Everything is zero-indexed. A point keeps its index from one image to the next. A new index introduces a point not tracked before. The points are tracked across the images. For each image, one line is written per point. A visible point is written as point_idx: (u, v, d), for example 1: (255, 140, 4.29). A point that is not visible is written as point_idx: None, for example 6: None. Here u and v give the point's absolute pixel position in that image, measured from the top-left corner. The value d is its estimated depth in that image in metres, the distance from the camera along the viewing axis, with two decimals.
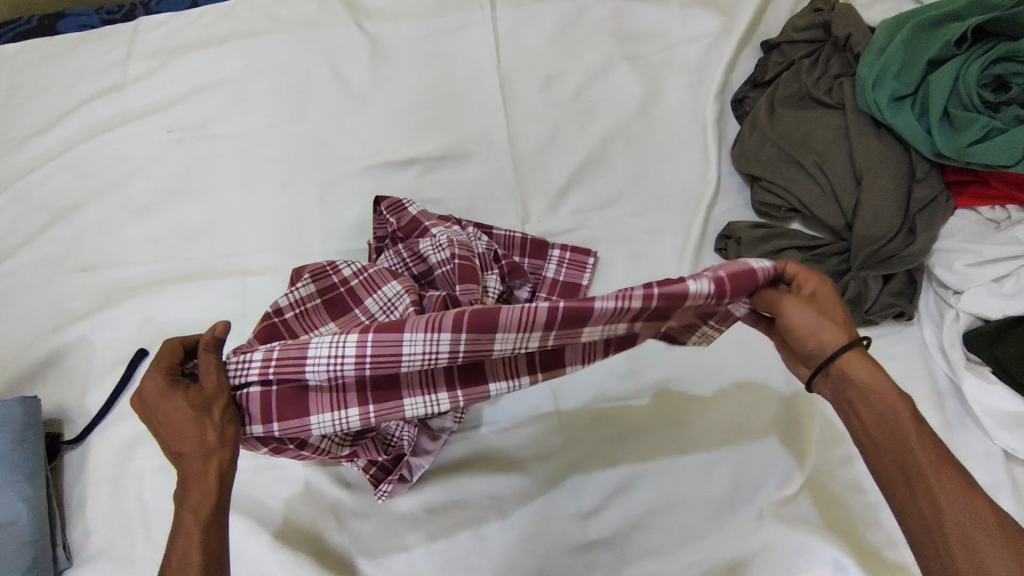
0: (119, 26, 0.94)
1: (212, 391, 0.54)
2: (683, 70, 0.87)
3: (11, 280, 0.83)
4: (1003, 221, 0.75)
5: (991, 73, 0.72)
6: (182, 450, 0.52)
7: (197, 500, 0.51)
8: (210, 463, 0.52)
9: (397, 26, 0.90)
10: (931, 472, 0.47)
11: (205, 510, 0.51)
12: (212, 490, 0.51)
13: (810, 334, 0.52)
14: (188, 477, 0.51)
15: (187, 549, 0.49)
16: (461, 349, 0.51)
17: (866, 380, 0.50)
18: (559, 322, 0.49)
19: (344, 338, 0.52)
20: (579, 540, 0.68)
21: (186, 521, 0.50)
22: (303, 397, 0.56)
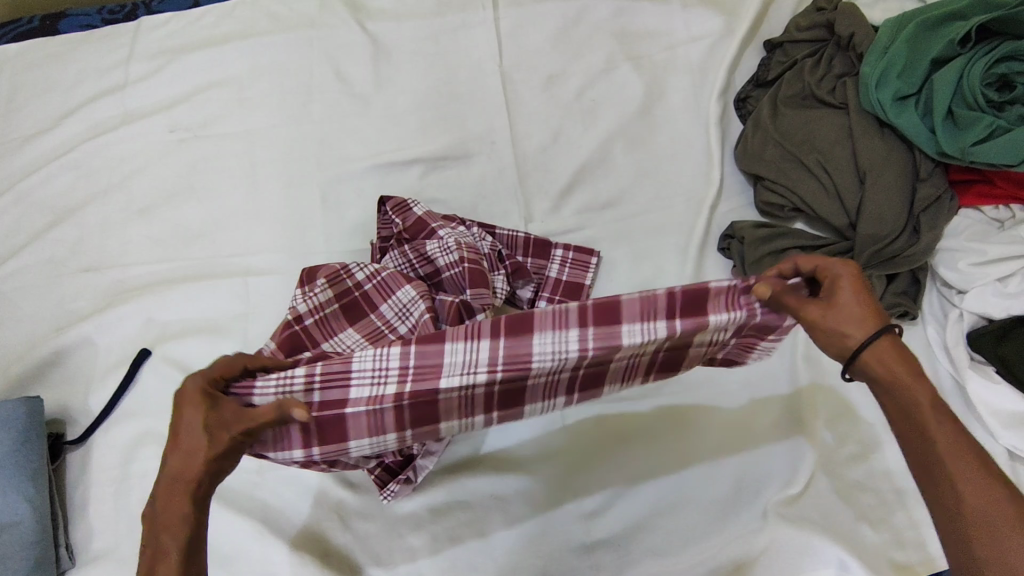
0: (120, 26, 0.94)
1: (235, 423, 0.49)
2: (685, 70, 0.87)
3: (12, 281, 0.83)
4: (1006, 221, 0.74)
5: (995, 72, 0.72)
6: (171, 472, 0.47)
7: (176, 536, 0.45)
8: (190, 495, 0.46)
9: (399, 26, 0.90)
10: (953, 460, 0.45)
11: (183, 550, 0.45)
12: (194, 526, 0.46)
13: (844, 321, 0.50)
14: (165, 500, 0.47)
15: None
16: (500, 363, 0.52)
17: (890, 371, 0.49)
18: (591, 317, 0.52)
19: (388, 351, 0.53)
20: (584, 541, 0.68)
21: (160, 557, 0.45)
22: (343, 422, 0.55)
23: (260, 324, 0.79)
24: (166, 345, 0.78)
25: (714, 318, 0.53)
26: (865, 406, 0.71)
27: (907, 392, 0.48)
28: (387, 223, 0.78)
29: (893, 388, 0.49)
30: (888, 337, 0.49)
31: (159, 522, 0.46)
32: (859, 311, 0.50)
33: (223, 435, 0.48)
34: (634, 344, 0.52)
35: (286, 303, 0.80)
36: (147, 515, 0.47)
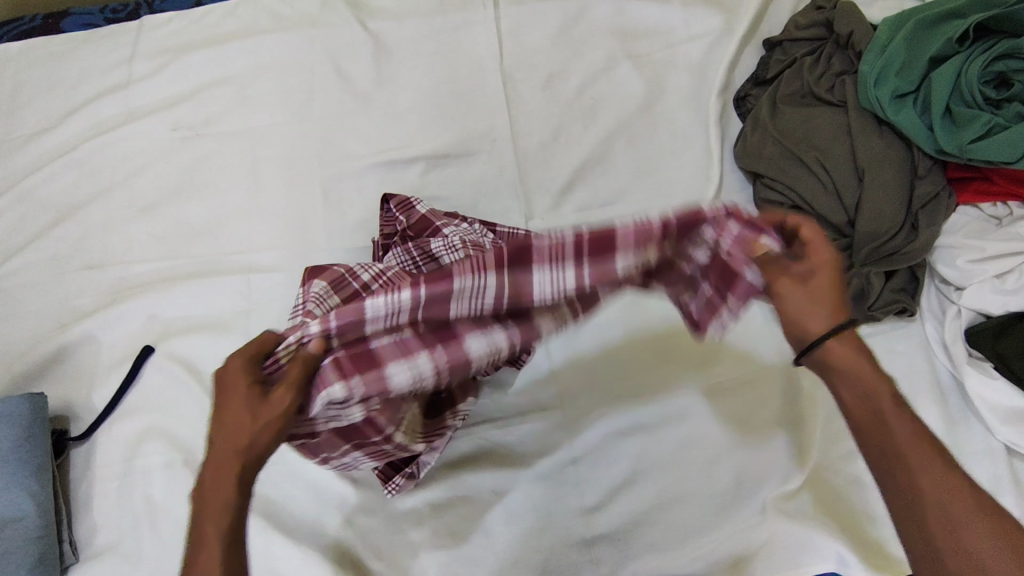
0: (123, 25, 0.94)
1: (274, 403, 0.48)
2: (685, 68, 0.88)
3: (16, 279, 0.83)
4: (1004, 218, 0.75)
5: (992, 70, 0.73)
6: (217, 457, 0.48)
7: (216, 516, 0.47)
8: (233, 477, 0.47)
9: (400, 25, 0.90)
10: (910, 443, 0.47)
11: (223, 531, 0.46)
12: (232, 509, 0.47)
13: (806, 310, 0.51)
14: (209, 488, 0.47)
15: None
16: (506, 290, 0.52)
17: (849, 360, 0.50)
18: (588, 248, 0.51)
19: (400, 294, 0.49)
20: (584, 536, 0.68)
21: (203, 540, 0.46)
22: (374, 365, 0.51)
23: (263, 321, 0.80)
24: (169, 342, 0.79)
25: (619, 259, 0.52)
26: None
27: (864, 394, 0.49)
28: (389, 221, 0.79)
29: (854, 391, 0.50)
30: (846, 330, 0.50)
31: (201, 504, 0.47)
32: (823, 299, 0.51)
33: (258, 413, 0.48)
34: (541, 293, 0.53)
35: (288, 300, 0.81)
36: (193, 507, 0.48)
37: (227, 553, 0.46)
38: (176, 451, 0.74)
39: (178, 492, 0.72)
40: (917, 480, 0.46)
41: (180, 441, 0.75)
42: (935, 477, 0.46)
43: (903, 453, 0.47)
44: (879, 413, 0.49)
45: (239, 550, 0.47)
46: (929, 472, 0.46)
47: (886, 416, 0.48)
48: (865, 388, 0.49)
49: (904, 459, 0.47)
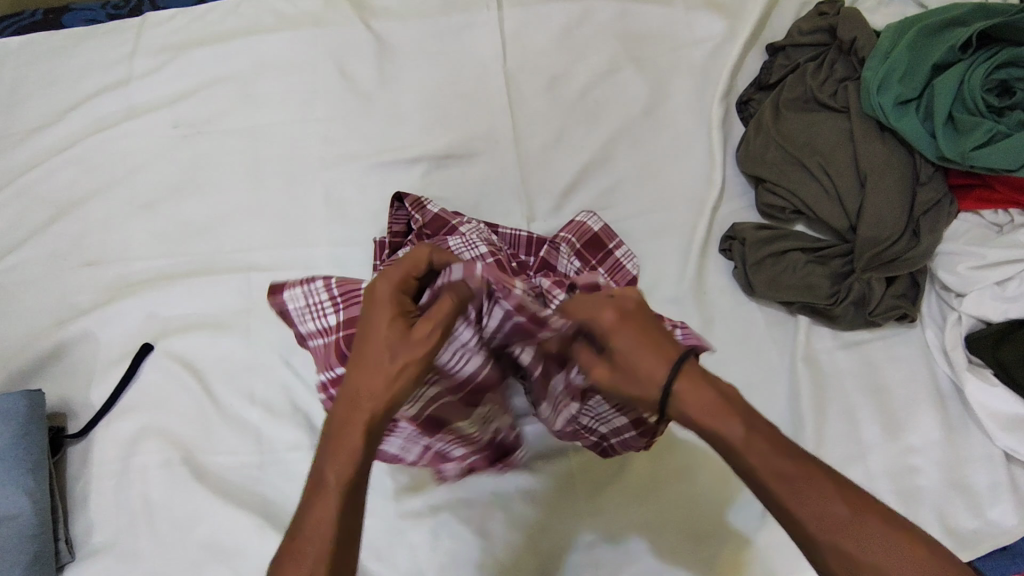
0: (126, 21, 0.94)
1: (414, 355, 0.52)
2: (689, 72, 0.88)
3: (14, 274, 0.83)
4: (1005, 225, 0.76)
5: (995, 78, 0.73)
6: (356, 388, 0.51)
7: (345, 462, 0.49)
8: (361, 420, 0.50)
9: (404, 25, 0.90)
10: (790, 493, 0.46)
11: (342, 480, 0.49)
12: (360, 457, 0.49)
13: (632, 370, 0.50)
14: (339, 413, 0.51)
15: (325, 514, 0.48)
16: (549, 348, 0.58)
17: (695, 414, 0.49)
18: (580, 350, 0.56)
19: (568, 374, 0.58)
20: (584, 538, 0.68)
21: (323, 485, 0.49)
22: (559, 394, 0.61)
23: (263, 319, 0.79)
24: (169, 340, 0.79)
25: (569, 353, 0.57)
26: (863, 410, 0.72)
27: (725, 439, 0.48)
28: (398, 220, 0.77)
29: (702, 425, 0.48)
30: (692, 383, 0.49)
31: (328, 448, 0.50)
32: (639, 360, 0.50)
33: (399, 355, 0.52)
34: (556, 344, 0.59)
35: None
36: (324, 431, 0.52)
37: (341, 507, 0.48)
38: (174, 450, 0.74)
39: (175, 491, 0.72)
40: (801, 518, 0.46)
41: (178, 440, 0.74)
42: (814, 508, 0.45)
43: (774, 489, 0.46)
44: (732, 448, 0.47)
45: (356, 500, 0.49)
46: (800, 504, 0.45)
47: (757, 462, 0.47)
48: (712, 416, 0.48)
49: (787, 492, 0.46)
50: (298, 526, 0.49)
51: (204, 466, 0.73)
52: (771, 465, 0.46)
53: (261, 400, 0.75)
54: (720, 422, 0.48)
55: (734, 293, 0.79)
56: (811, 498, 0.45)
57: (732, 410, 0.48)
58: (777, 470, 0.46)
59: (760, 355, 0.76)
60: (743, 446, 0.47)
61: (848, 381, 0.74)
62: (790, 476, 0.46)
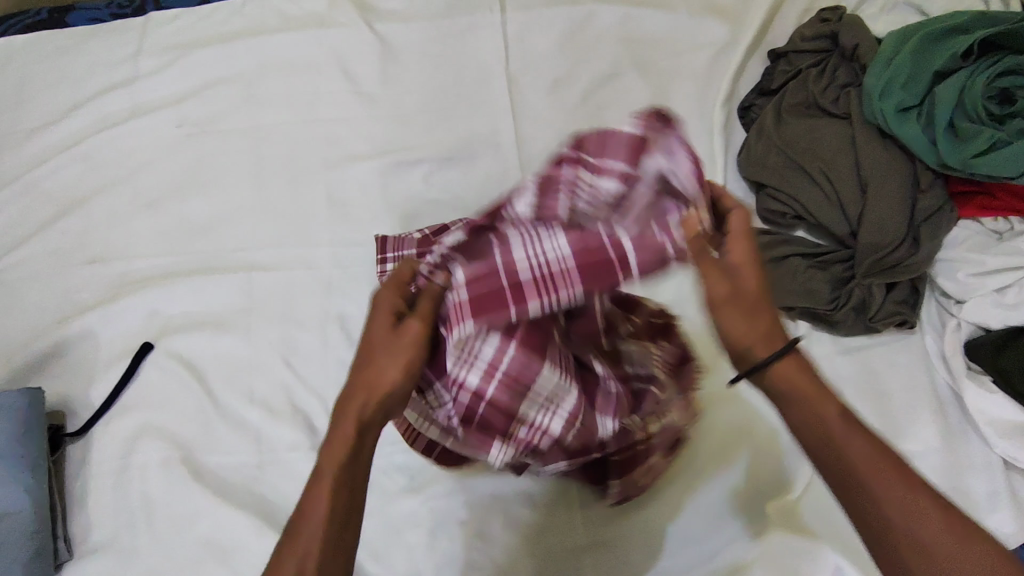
0: (130, 20, 0.94)
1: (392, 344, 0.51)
2: (691, 77, 0.88)
3: (17, 271, 0.83)
4: (1005, 233, 0.75)
5: (996, 85, 0.73)
6: (356, 388, 0.51)
7: (334, 457, 0.49)
8: (352, 414, 0.50)
9: (408, 27, 0.91)
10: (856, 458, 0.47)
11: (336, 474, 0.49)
12: (349, 451, 0.49)
13: (750, 307, 0.51)
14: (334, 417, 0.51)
15: (313, 516, 0.47)
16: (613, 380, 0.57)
17: (791, 378, 0.50)
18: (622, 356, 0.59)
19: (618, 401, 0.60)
20: (580, 542, 0.68)
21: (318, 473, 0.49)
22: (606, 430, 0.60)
23: (264, 319, 0.79)
24: (170, 339, 0.79)
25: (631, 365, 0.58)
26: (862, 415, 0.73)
27: (811, 405, 0.49)
28: None
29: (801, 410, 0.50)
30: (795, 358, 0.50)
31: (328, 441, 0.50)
32: (760, 316, 0.51)
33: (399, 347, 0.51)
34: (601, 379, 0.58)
35: (288, 299, 0.80)
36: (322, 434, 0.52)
37: (337, 493, 0.48)
38: (174, 449, 0.74)
39: (174, 490, 0.72)
40: (893, 516, 0.45)
41: (178, 439, 0.74)
42: (907, 499, 0.45)
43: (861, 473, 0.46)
44: (829, 434, 0.48)
45: (352, 492, 0.49)
46: (885, 491, 0.46)
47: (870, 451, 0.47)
48: (814, 405, 0.49)
49: (887, 486, 0.46)
50: (294, 526, 0.48)
51: (203, 466, 0.73)
52: (852, 437, 0.47)
53: (261, 400, 0.76)
54: (812, 393, 0.49)
55: None
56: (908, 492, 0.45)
57: (834, 404, 0.49)
58: (856, 448, 0.47)
59: None
60: (839, 429, 0.48)
61: (846, 386, 0.74)
62: (860, 447, 0.47)
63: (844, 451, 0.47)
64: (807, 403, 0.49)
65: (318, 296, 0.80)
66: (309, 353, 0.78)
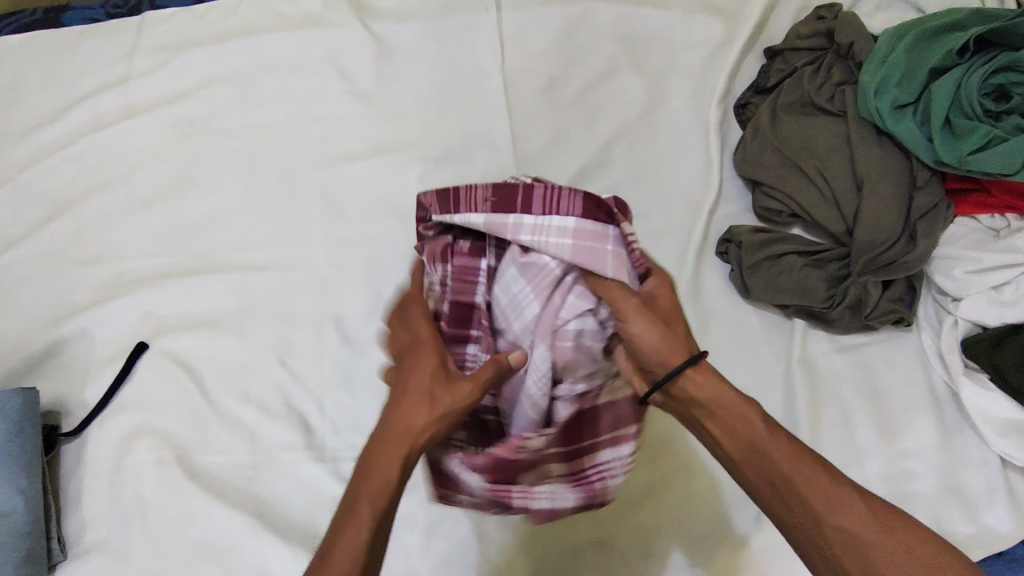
0: (125, 20, 0.94)
1: (427, 354, 0.56)
2: (686, 75, 0.88)
3: (11, 272, 0.83)
4: (1002, 229, 0.75)
5: (992, 82, 0.73)
6: (399, 405, 0.54)
7: (376, 492, 0.50)
8: (401, 446, 0.52)
9: (402, 26, 0.90)
10: (789, 465, 0.51)
11: (376, 513, 0.50)
12: (392, 491, 0.51)
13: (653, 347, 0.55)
14: (372, 451, 0.53)
15: (338, 563, 0.48)
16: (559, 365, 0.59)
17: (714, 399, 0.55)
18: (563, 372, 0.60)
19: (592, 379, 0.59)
20: (573, 541, 0.68)
21: (357, 512, 0.50)
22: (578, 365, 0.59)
23: (258, 319, 0.79)
24: (164, 339, 0.78)
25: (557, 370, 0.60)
26: (858, 413, 0.72)
27: (746, 428, 0.53)
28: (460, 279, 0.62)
29: (723, 420, 0.54)
30: (701, 369, 0.55)
31: (365, 473, 0.52)
32: (662, 345, 0.55)
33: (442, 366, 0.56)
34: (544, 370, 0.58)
35: (283, 298, 0.80)
36: (359, 463, 0.53)
37: (370, 538, 0.49)
38: (169, 449, 0.73)
39: (168, 490, 0.72)
40: (829, 520, 0.50)
41: (173, 439, 0.74)
42: (832, 504, 0.50)
43: (789, 470, 0.51)
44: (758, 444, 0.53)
45: (381, 538, 0.50)
46: (814, 489, 0.50)
47: (807, 473, 0.51)
48: (741, 421, 0.54)
49: (814, 495, 0.50)
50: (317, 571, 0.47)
51: (197, 465, 0.73)
52: (782, 447, 0.52)
53: (256, 400, 0.75)
54: (737, 418, 0.54)
55: (731, 296, 0.79)
56: (835, 498, 0.50)
57: (756, 413, 0.54)
58: (780, 450, 0.52)
59: (755, 359, 0.76)
60: (767, 438, 0.53)
61: (843, 384, 0.74)
62: (785, 448, 0.52)
63: (774, 461, 0.52)
64: (725, 415, 0.54)
65: (313, 296, 0.80)
66: (304, 353, 0.77)
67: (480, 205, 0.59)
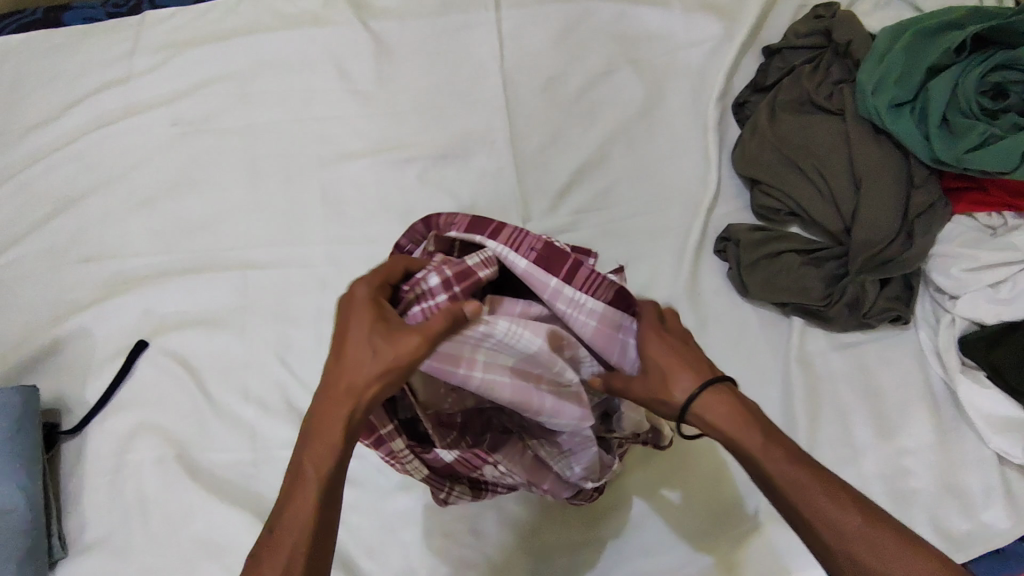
0: (125, 19, 0.94)
1: (361, 310, 0.51)
2: (685, 74, 0.88)
3: (12, 270, 0.83)
4: (998, 228, 0.75)
5: (989, 81, 0.73)
6: (339, 366, 0.50)
7: (321, 455, 0.49)
8: (344, 406, 0.49)
9: (402, 26, 0.91)
10: (787, 480, 0.47)
11: (322, 475, 0.48)
12: (337, 452, 0.48)
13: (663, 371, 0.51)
14: (319, 412, 0.50)
15: (289, 526, 0.47)
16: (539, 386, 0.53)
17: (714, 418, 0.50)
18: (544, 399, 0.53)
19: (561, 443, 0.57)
20: (571, 539, 0.68)
21: (303, 477, 0.49)
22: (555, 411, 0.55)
23: (258, 317, 0.79)
24: (164, 337, 0.79)
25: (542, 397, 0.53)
26: (856, 411, 0.72)
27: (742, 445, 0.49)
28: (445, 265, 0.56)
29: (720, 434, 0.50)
30: (714, 390, 0.50)
31: (311, 437, 0.50)
32: (673, 363, 0.51)
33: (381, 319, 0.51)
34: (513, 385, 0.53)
35: (282, 297, 0.80)
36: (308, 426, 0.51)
37: (319, 500, 0.48)
38: (169, 447, 0.74)
39: (168, 488, 0.72)
40: (829, 543, 0.45)
41: (173, 437, 0.74)
42: (836, 528, 0.45)
43: (786, 488, 0.47)
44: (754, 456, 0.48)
45: (333, 498, 0.49)
46: (816, 510, 0.46)
47: (804, 481, 0.47)
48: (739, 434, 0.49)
49: (812, 509, 0.46)
50: (271, 537, 0.48)
51: (197, 463, 0.73)
52: (779, 461, 0.48)
53: (256, 398, 0.76)
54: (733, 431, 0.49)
55: (729, 295, 0.79)
56: (834, 510, 0.46)
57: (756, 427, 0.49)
58: (782, 469, 0.47)
59: (753, 357, 0.76)
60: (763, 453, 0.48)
61: (841, 382, 0.74)
62: (783, 462, 0.48)
63: (769, 475, 0.48)
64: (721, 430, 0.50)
65: (313, 295, 0.80)
66: (305, 351, 0.78)
67: (525, 250, 0.53)
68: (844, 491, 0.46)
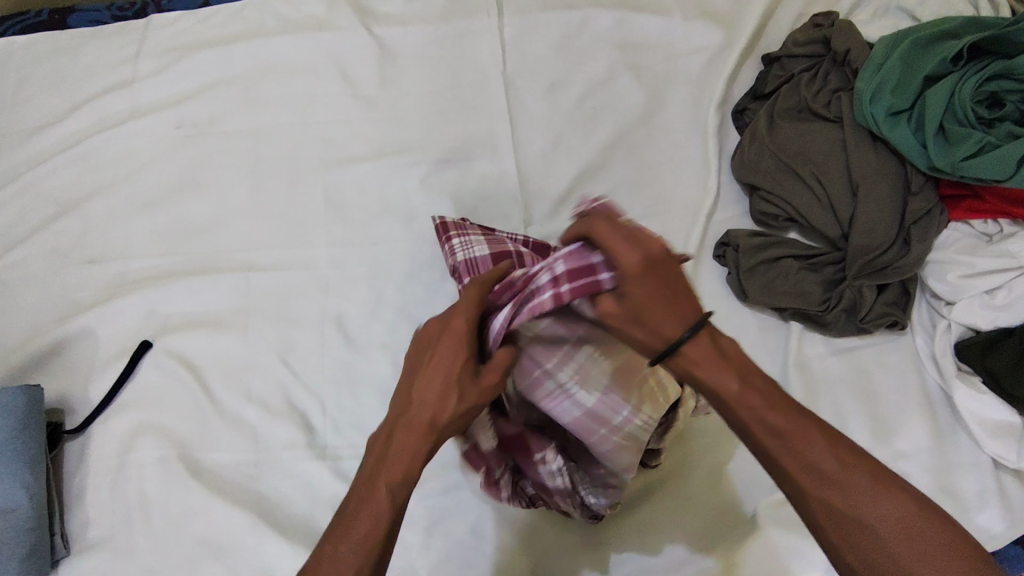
0: (130, 23, 0.95)
1: (452, 332, 0.53)
2: (685, 81, 0.89)
3: (17, 271, 0.84)
4: (994, 235, 0.76)
5: (985, 90, 0.74)
6: (422, 387, 0.52)
7: (396, 471, 0.50)
8: (422, 427, 0.51)
9: (405, 31, 0.92)
10: (764, 420, 0.46)
11: (395, 492, 0.50)
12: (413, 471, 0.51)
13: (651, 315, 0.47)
14: (398, 429, 0.52)
15: (350, 536, 0.49)
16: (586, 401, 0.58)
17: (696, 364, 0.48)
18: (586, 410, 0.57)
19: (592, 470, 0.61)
20: (571, 539, 0.68)
21: (375, 492, 0.50)
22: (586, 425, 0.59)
23: (260, 318, 0.80)
24: (167, 337, 0.79)
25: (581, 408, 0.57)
26: (853, 415, 0.73)
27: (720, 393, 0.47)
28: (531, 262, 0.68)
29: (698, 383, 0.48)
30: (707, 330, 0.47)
31: (387, 454, 0.51)
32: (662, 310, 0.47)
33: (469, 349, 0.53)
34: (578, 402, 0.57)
35: (285, 298, 0.81)
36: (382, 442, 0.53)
37: (389, 515, 0.49)
38: (172, 446, 0.74)
39: (171, 487, 0.72)
40: (806, 487, 0.45)
41: (176, 437, 0.75)
42: (810, 471, 0.45)
43: (760, 434, 0.46)
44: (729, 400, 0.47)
45: (399, 516, 0.50)
46: (791, 455, 0.45)
47: (780, 426, 0.46)
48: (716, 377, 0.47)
49: (786, 452, 0.46)
50: (336, 540, 0.49)
51: (199, 462, 0.74)
52: (751, 401, 0.46)
53: (258, 398, 0.76)
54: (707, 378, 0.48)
55: (728, 299, 0.80)
56: (804, 450, 0.45)
57: (732, 375, 0.47)
58: (756, 415, 0.46)
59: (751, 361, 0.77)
60: (736, 399, 0.47)
61: (838, 386, 0.75)
62: (757, 405, 0.46)
63: (744, 420, 0.47)
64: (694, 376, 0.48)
65: (315, 296, 0.81)
66: (307, 352, 0.78)
67: None
68: (815, 430, 0.46)
